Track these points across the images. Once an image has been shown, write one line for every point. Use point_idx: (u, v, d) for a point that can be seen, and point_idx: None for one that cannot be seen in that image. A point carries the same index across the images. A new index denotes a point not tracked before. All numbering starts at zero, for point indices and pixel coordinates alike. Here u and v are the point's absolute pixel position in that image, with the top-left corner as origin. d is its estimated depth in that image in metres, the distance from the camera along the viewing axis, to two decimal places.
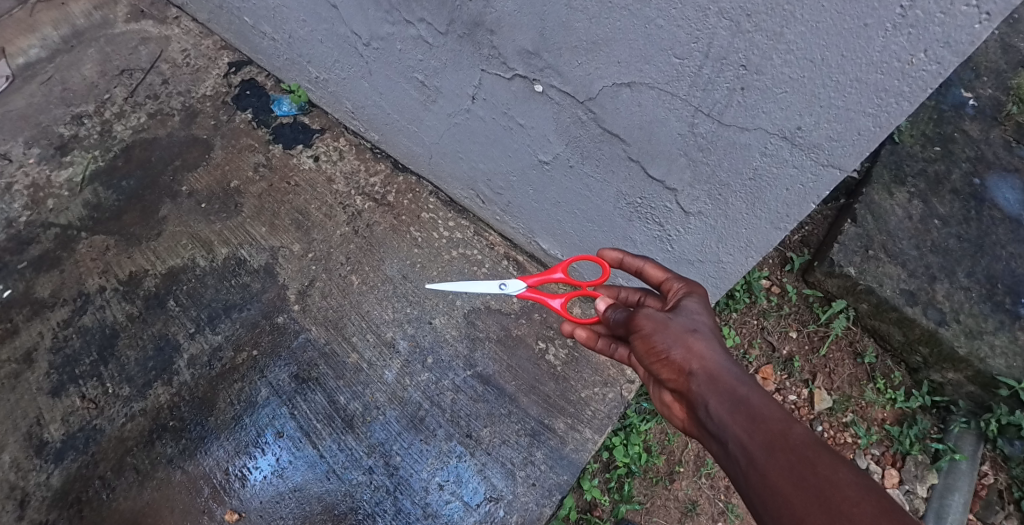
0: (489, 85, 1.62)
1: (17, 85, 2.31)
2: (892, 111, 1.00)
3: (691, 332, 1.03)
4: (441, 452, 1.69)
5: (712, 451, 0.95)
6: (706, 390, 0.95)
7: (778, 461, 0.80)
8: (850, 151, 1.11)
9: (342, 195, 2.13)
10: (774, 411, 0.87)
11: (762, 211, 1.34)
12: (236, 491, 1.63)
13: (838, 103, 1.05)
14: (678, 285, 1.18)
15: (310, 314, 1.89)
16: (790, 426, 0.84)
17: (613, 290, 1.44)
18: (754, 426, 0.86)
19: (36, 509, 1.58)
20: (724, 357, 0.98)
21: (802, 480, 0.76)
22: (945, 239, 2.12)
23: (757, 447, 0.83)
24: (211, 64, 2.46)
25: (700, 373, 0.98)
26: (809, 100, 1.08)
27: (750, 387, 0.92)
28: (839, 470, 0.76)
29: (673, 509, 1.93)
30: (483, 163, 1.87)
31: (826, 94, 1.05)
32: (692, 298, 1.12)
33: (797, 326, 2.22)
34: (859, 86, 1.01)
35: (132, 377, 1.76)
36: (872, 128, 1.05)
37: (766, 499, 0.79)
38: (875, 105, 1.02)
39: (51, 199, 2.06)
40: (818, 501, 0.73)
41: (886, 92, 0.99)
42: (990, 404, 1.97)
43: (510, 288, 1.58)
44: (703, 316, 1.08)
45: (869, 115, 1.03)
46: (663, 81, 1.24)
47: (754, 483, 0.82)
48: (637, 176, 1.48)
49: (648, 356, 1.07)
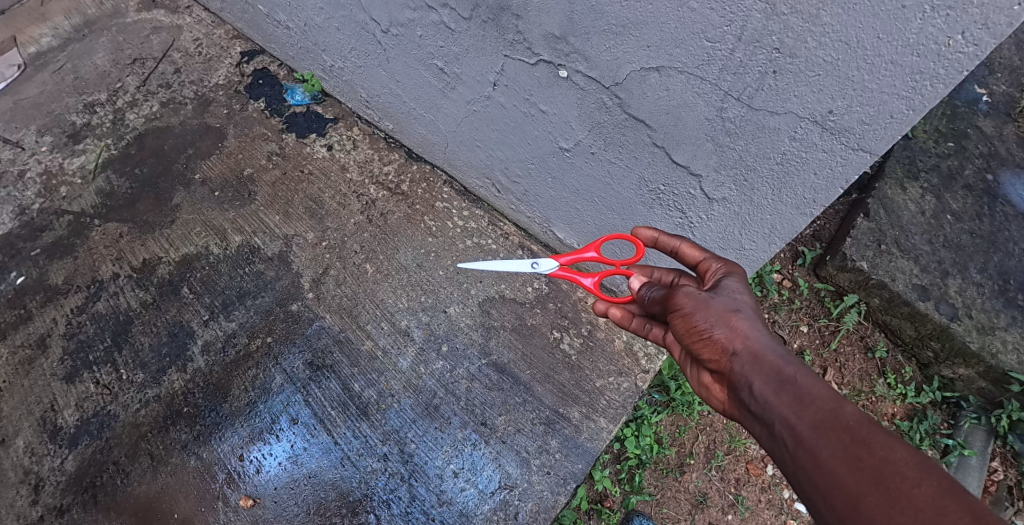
0: (512, 71, 1.62)
1: (28, 74, 2.31)
2: (926, 93, 1.01)
3: (734, 312, 1.09)
4: (456, 441, 1.69)
5: (756, 428, 1.03)
6: (751, 369, 1.02)
7: (830, 442, 0.87)
8: (882, 135, 1.11)
9: (356, 184, 2.13)
10: (822, 389, 0.93)
11: (788, 197, 1.33)
12: (250, 477, 1.63)
13: (871, 86, 1.06)
14: (715, 265, 1.23)
15: (324, 302, 1.89)
16: (839, 405, 0.90)
17: (646, 269, 1.48)
18: (801, 406, 0.93)
19: (50, 493, 1.59)
20: (767, 338, 1.04)
21: (856, 460, 0.84)
22: (958, 235, 2.11)
23: (806, 426, 0.91)
24: (223, 53, 2.46)
25: (744, 353, 1.04)
26: (843, 83, 1.08)
27: (796, 366, 0.98)
28: (894, 448, 0.83)
29: (683, 500, 1.94)
30: (501, 151, 1.87)
31: (861, 76, 1.06)
32: (731, 278, 1.18)
33: (808, 320, 2.22)
34: (894, 68, 1.02)
35: (146, 363, 1.77)
36: (905, 111, 1.05)
37: (820, 477, 0.87)
38: (909, 87, 1.02)
39: (64, 187, 2.07)
40: (875, 482, 0.81)
41: (921, 74, 1.00)
42: (1001, 400, 1.96)
43: (542, 268, 1.61)
44: (743, 294, 1.14)
45: (903, 98, 1.04)
46: (693, 64, 1.24)
47: (805, 462, 0.89)
48: (661, 162, 1.48)
49: (690, 335, 1.13)
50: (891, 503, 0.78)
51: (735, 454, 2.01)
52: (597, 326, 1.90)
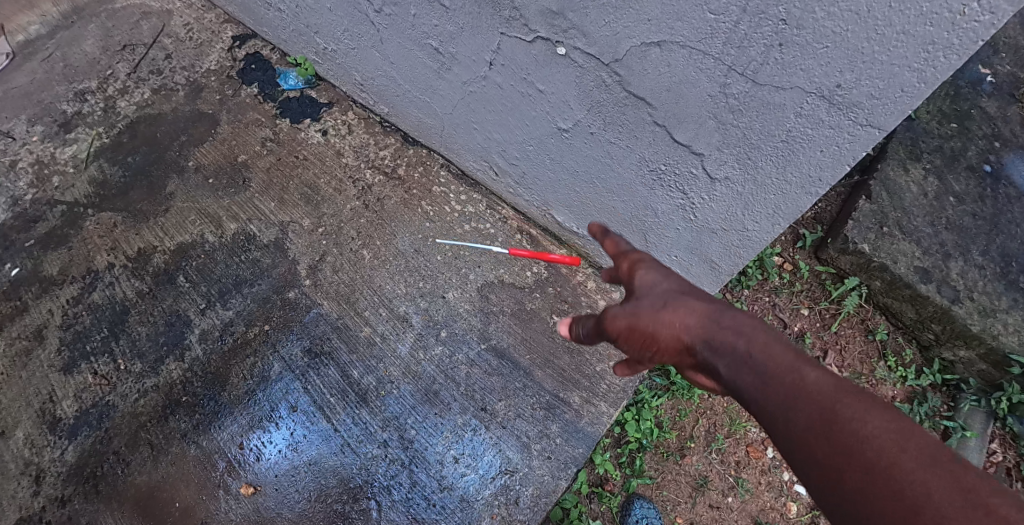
0: (509, 48, 1.59)
1: (16, 63, 2.27)
2: (938, 65, 0.99)
3: (666, 306, 1.07)
4: (456, 426, 1.68)
5: None
6: (707, 346, 1.01)
7: (799, 430, 0.88)
8: (891, 110, 1.08)
9: (351, 169, 2.10)
10: (780, 355, 0.94)
11: (792, 175, 1.30)
12: (250, 465, 1.63)
13: (881, 58, 1.03)
14: (632, 255, 1.19)
15: (321, 289, 1.87)
16: (798, 381, 0.91)
17: None
18: (762, 398, 0.93)
19: (51, 484, 1.59)
20: (710, 315, 1.03)
21: (831, 442, 0.85)
22: (960, 217, 2.09)
23: (773, 418, 0.92)
24: (214, 37, 2.41)
25: (696, 344, 1.03)
26: (852, 56, 1.06)
27: (749, 341, 0.97)
28: (863, 420, 0.85)
29: (684, 483, 1.94)
30: (498, 132, 1.84)
31: (871, 48, 1.03)
32: (649, 267, 1.14)
33: (809, 303, 2.21)
34: (906, 38, 0.99)
35: (143, 353, 1.76)
36: (916, 84, 1.03)
37: (803, 467, 0.89)
38: (921, 59, 1.00)
39: (56, 176, 2.04)
40: (850, 458, 0.84)
41: (934, 45, 0.97)
42: (1002, 382, 1.95)
43: None
44: (666, 281, 1.11)
45: (914, 71, 1.01)
46: (696, 38, 1.21)
47: (787, 455, 0.91)
48: (662, 142, 1.45)
49: (641, 350, 1.12)
50: (872, 480, 0.82)
51: (735, 437, 2.01)
52: (597, 310, 1.88)
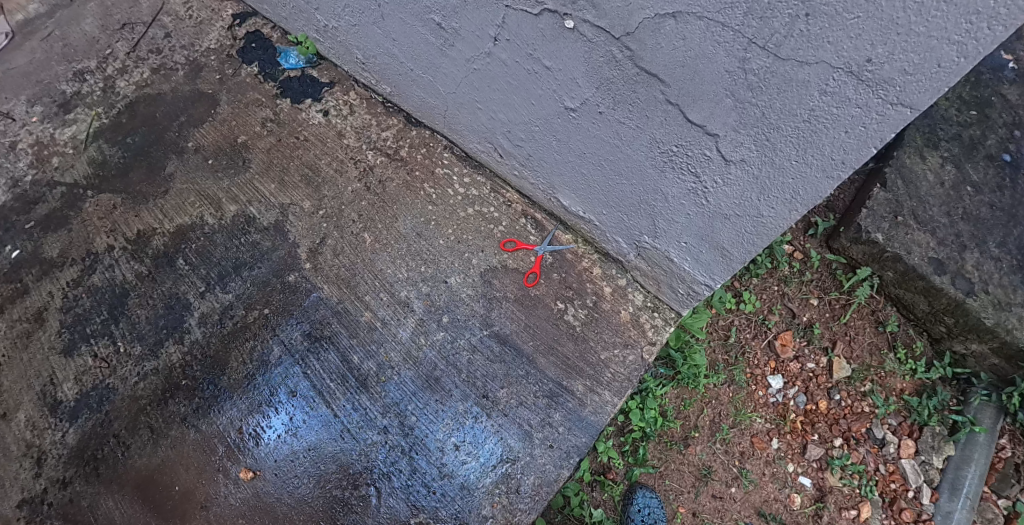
0: (515, 22, 1.54)
1: (16, 42, 2.24)
2: (981, 37, 0.94)
3: None
4: (457, 413, 1.65)
5: None
6: None
7: None
8: (926, 87, 1.03)
9: (353, 150, 2.06)
10: None
11: (813, 158, 1.25)
12: (250, 450, 1.61)
13: (918, 29, 0.99)
14: None
15: (321, 273, 1.84)
16: None
17: None
18: None
19: (52, 467, 1.57)
20: None
21: None
22: (977, 208, 2.03)
23: None
24: (215, 16, 2.35)
25: None
26: (886, 26, 1.01)
27: None
28: None
29: (687, 473, 1.91)
30: (504, 112, 1.79)
31: (907, 18, 0.99)
32: None
33: (818, 293, 2.16)
34: (946, 8, 0.95)
35: (143, 335, 1.73)
36: (956, 58, 0.98)
37: None
38: (963, 30, 0.95)
39: (56, 157, 2.01)
40: None
41: (977, 15, 0.93)
42: (1014, 378, 1.89)
43: None
44: None
45: (954, 44, 0.97)
46: (714, 9, 1.18)
47: None
48: (675, 121, 1.40)
49: None
50: None
51: (740, 427, 1.98)
52: (603, 297, 1.84)
